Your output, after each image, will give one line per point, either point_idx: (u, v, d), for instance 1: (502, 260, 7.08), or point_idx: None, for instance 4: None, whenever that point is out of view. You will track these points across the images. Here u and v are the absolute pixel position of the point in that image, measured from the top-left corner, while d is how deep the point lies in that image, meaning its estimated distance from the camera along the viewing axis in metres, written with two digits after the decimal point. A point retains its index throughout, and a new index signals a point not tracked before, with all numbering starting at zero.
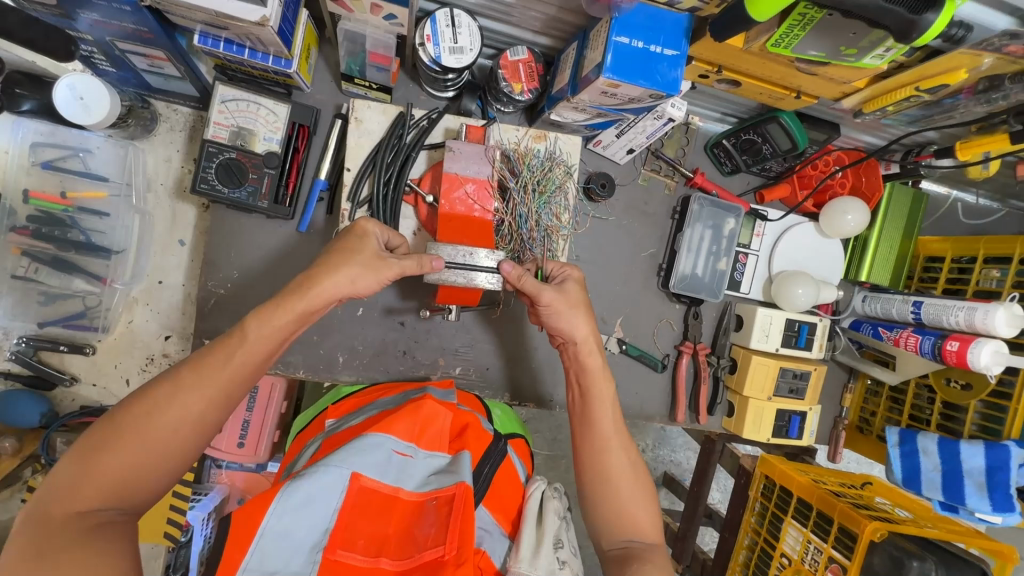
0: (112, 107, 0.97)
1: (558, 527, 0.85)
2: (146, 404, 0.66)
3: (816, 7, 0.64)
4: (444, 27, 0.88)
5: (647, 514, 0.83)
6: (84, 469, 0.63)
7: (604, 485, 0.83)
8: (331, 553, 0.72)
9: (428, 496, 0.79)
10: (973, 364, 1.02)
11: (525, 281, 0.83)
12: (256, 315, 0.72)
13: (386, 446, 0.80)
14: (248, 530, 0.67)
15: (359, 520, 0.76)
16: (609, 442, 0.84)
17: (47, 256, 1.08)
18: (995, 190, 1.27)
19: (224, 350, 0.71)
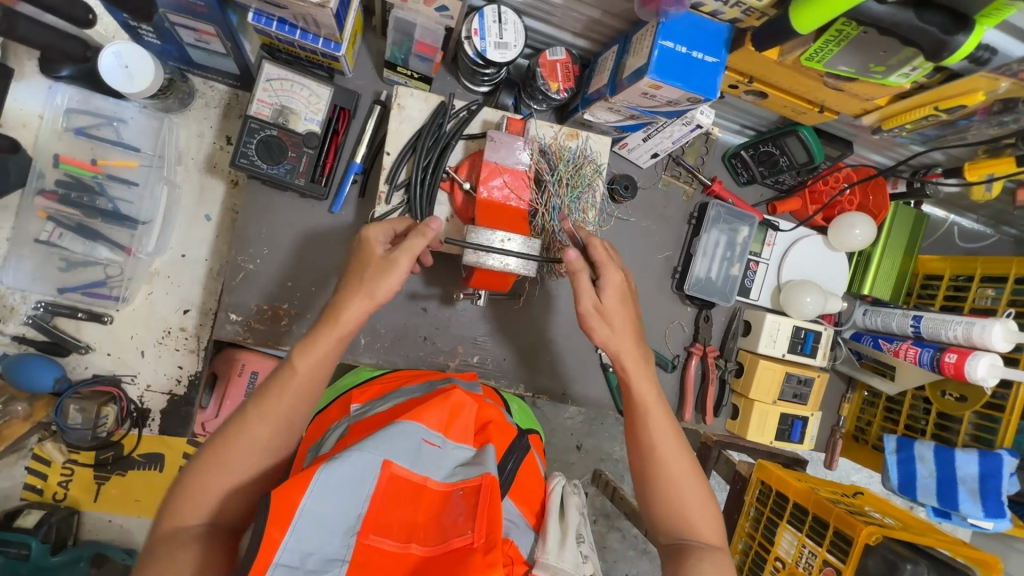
0: (156, 76, 0.98)
1: (580, 522, 0.87)
2: (226, 437, 0.73)
3: (854, 23, 0.69)
4: (491, 23, 0.92)
5: (705, 514, 0.84)
6: (185, 496, 0.71)
7: (661, 489, 0.84)
8: (364, 538, 0.71)
9: (454, 486, 0.79)
10: (969, 375, 1.07)
11: (590, 254, 0.86)
12: (302, 347, 0.76)
13: (415, 433, 0.80)
14: (288, 507, 0.67)
15: (393, 508, 0.75)
16: (657, 446, 0.85)
17: (72, 222, 1.09)
18: (990, 216, 1.34)
19: (280, 386, 0.75)
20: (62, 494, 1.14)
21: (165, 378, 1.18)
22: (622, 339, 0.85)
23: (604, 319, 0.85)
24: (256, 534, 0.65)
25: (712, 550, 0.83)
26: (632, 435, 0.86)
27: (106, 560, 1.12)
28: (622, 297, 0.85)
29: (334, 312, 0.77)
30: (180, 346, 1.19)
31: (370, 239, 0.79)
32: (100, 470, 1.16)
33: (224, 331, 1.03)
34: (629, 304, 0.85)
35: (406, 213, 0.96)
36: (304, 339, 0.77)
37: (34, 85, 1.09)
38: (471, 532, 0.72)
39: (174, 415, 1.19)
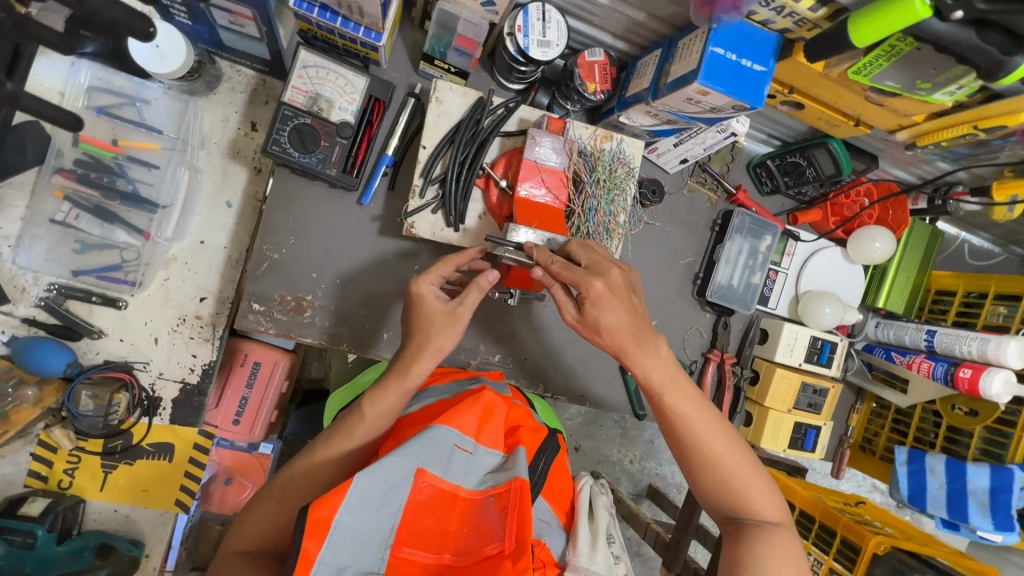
0: (186, 59, 0.96)
1: (608, 521, 0.89)
2: (290, 473, 0.78)
3: (909, 39, 0.69)
4: (535, 20, 0.91)
5: (759, 490, 0.81)
6: (247, 516, 0.77)
7: (709, 471, 0.82)
8: (398, 551, 0.70)
9: (485, 493, 0.77)
10: (983, 391, 1.10)
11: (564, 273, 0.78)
12: (370, 395, 0.79)
13: (448, 438, 0.79)
14: (323, 524, 0.65)
15: (425, 517, 0.74)
16: (695, 429, 0.82)
17: (90, 203, 1.06)
18: (1001, 236, 1.37)
19: (347, 428, 0.79)
20: (67, 482, 1.12)
21: (178, 366, 1.16)
22: (614, 335, 0.79)
23: (600, 311, 0.78)
24: (292, 550, 0.64)
25: (773, 528, 0.80)
26: (664, 422, 0.83)
27: (112, 551, 1.11)
28: (610, 300, 0.77)
29: (404, 364, 0.79)
30: (195, 334, 1.16)
31: (423, 295, 0.78)
32: (107, 459, 1.13)
33: (246, 321, 1.01)
34: (621, 305, 0.77)
35: (439, 208, 0.95)
36: (375, 387, 0.79)
37: (54, 60, 1.05)
38: (502, 538, 0.71)
39: (185, 404, 1.17)
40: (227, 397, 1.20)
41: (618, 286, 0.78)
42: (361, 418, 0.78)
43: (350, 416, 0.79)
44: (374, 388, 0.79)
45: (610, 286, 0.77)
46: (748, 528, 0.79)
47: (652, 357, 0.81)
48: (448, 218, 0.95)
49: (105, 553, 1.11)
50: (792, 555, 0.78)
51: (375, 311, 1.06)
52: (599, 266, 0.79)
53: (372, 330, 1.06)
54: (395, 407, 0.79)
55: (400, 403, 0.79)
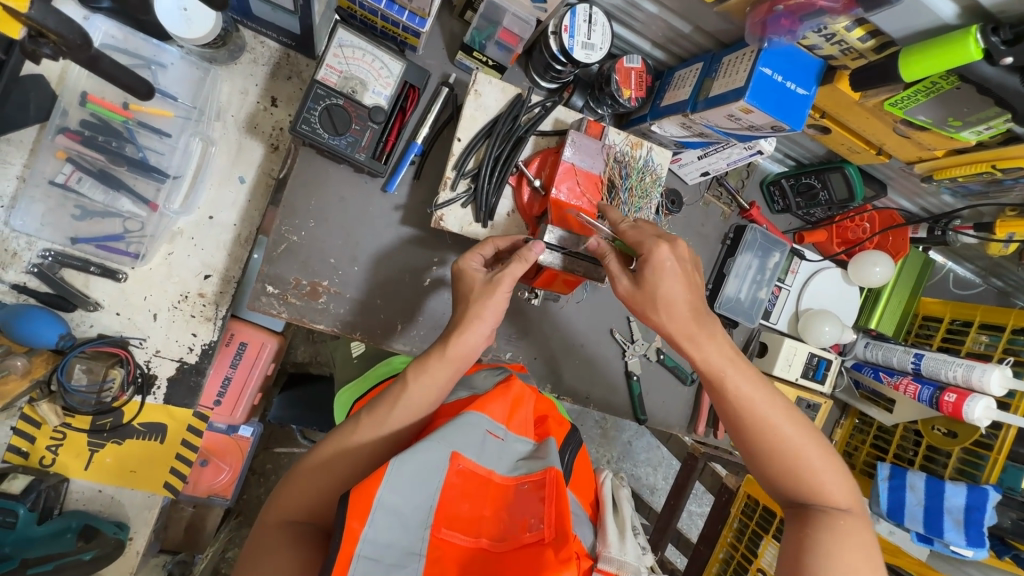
0: (216, 25, 0.91)
1: (632, 514, 0.83)
2: (331, 448, 0.77)
3: (952, 79, 0.72)
4: (582, 22, 0.91)
5: (829, 473, 0.80)
6: (285, 487, 0.76)
7: (778, 460, 0.80)
8: (437, 531, 0.65)
9: (519, 480, 0.72)
10: (966, 415, 1.16)
11: (609, 261, 0.82)
12: (413, 366, 0.80)
13: (480, 424, 0.74)
14: (366, 497, 0.61)
15: (461, 501, 0.69)
16: (762, 418, 0.79)
17: (94, 166, 1.01)
18: (986, 268, 1.44)
19: (389, 400, 0.78)
20: (50, 460, 1.06)
21: (176, 345, 1.11)
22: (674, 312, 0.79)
23: (684, 278, 0.79)
24: (335, 527, 0.60)
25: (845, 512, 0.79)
26: (727, 411, 0.82)
27: (97, 533, 1.05)
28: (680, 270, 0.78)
29: (448, 333, 0.81)
30: (196, 313, 1.11)
31: (463, 269, 0.84)
32: (95, 437, 1.08)
33: (259, 303, 0.98)
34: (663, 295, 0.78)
35: (469, 202, 0.94)
36: (418, 361, 0.80)
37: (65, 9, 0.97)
38: (541, 527, 0.66)
39: (181, 383, 1.12)
40: (212, 375, 1.24)
41: (683, 257, 0.79)
42: (404, 389, 0.78)
43: (393, 383, 0.80)
44: (423, 359, 0.80)
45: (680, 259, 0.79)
46: (822, 511, 0.79)
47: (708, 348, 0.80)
48: (478, 213, 0.94)
49: (88, 536, 1.04)
50: (866, 540, 0.77)
51: (390, 300, 1.04)
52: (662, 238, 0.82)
53: (387, 319, 1.04)
54: (444, 381, 0.80)
55: (445, 376, 0.80)
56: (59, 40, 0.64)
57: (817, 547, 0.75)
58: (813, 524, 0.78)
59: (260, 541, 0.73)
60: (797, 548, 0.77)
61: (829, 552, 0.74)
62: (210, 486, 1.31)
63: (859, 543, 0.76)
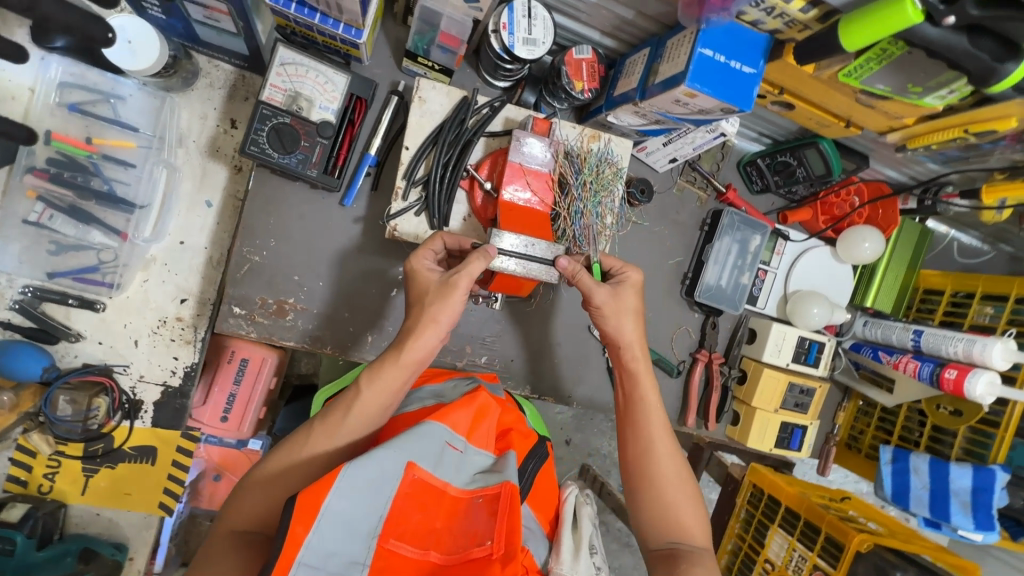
0: (160, 54, 0.92)
1: (592, 532, 0.86)
2: (284, 454, 0.75)
3: (900, 43, 0.68)
4: (521, 17, 0.88)
5: (695, 520, 0.82)
6: (239, 494, 0.74)
7: (652, 490, 0.82)
8: (384, 542, 0.62)
9: (474, 493, 0.69)
10: (967, 393, 1.09)
11: (581, 278, 0.84)
12: (368, 370, 0.77)
13: (439, 435, 0.71)
14: (312, 504, 0.58)
15: (412, 512, 0.65)
16: (652, 445, 0.83)
17: (64, 202, 1.03)
18: (991, 234, 1.36)
19: (344, 405, 0.76)
20: (47, 487, 1.10)
21: (159, 370, 1.14)
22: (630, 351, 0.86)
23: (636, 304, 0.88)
24: (277, 538, 0.57)
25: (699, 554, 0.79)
26: (628, 432, 0.86)
27: (95, 555, 1.11)
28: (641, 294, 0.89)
29: (400, 339, 0.78)
30: (176, 337, 1.14)
31: (417, 270, 0.81)
32: (89, 463, 1.12)
33: (227, 325, 0.99)
34: (632, 317, 0.85)
35: (423, 210, 0.93)
36: (373, 366, 0.77)
37: (24, 55, 1.02)
38: (489, 542, 0.63)
39: (167, 407, 1.15)
40: (214, 394, 1.15)
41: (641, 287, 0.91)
42: (357, 395, 0.76)
43: (348, 388, 0.77)
44: (376, 361, 0.77)
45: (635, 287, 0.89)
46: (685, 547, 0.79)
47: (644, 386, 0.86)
48: (432, 221, 0.93)
49: (87, 558, 1.11)
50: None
51: (358, 313, 1.04)
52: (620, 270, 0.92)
53: (356, 332, 1.04)
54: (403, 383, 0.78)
55: (400, 380, 0.77)
56: None
57: None
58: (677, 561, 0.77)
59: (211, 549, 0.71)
60: None
61: None
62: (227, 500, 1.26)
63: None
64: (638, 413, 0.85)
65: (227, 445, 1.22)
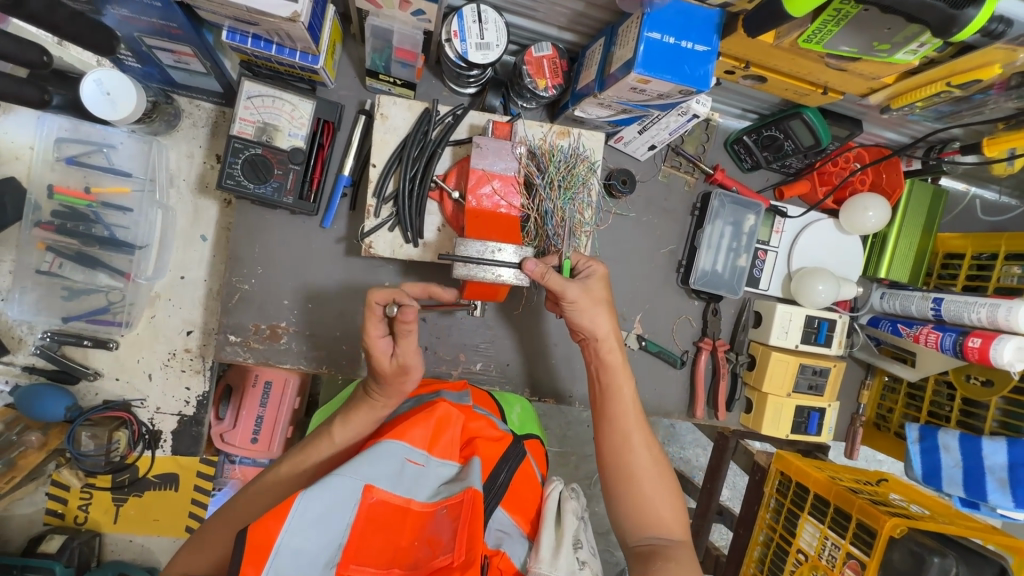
0: (138, 102, 0.97)
1: (577, 528, 0.81)
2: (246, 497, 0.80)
3: (853, 2, 0.64)
4: (471, 23, 0.88)
5: (671, 511, 0.86)
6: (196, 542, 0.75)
7: (630, 485, 0.85)
8: (345, 568, 0.63)
9: (438, 505, 0.72)
10: (995, 360, 1.02)
11: (551, 279, 0.84)
12: (341, 419, 0.85)
13: (398, 453, 0.73)
14: (264, 542, 0.58)
15: (374, 535, 0.68)
16: (630, 440, 0.87)
17: (71, 251, 1.10)
18: (1016, 186, 1.26)
19: (314, 451, 0.84)
20: (83, 517, 1.18)
21: (173, 400, 1.19)
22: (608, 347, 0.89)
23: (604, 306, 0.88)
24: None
25: (673, 544, 0.83)
26: (605, 428, 0.88)
27: None
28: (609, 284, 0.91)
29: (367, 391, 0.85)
30: (186, 367, 1.19)
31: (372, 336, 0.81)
32: (118, 492, 1.18)
33: (225, 353, 1.03)
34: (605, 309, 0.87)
35: (396, 225, 0.94)
36: (345, 411, 0.86)
37: (21, 115, 1.09)
38: (451, 551, 0.66)
39: (184, 435, 1.20)
40: (243, 418, 1.21)
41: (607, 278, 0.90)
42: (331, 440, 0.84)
43: (317, 438, 0.85)
44: (342, 408, 0.88)
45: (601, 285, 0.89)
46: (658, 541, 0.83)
47: (623, 383, 0.89)
48: (405, 235, 0.94)
49: None
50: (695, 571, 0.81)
51: (349, 331, 1.07)
52: (587, 267, 0.89)
53: (349, 348, 1.07)
54: (360, 417, 0.86)
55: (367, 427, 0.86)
56: None
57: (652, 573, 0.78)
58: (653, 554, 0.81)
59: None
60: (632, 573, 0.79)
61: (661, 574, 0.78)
62: None
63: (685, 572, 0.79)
64: (615, 410, 0.88)
65: (260, 465, 1.27)
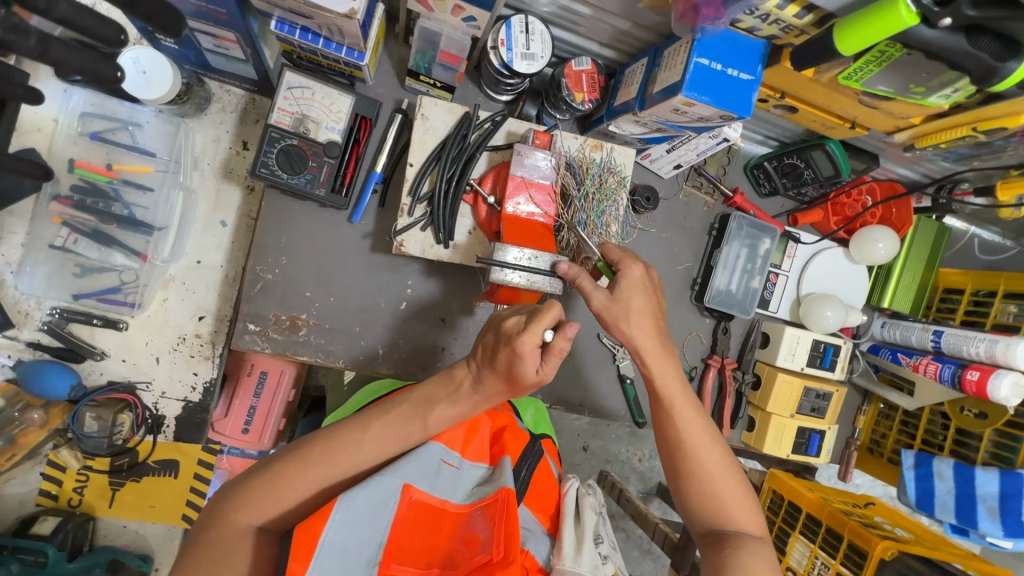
0: (174, 83, 0.97)
1: (596, 522, 0.86)
2: (330, 444, 0.72)
3: (898, 46, 0.67)
4: (518, 33, 0.90)
5: (743, 500, 0.83)
6: (271, 486, 0.70)
7: (695, 477, 0.83)
8: (386, 568, 0.65)
9: (474, 506, 0.74)
10: (992, 395, 1.06)
11: (582, 281, 0.84)
12: (448, 399, 0.77)
13: (434, 454, 0.77)
14: (309, 539, 0.62)
15: (413, 532, 0.70)
16: (688, 430, 0.84)
17: (87, 227, 1.08)
18: (1013, 230, 1.32)
19: (405, 427, 0.76)
20: (77, 500, 1.15)
21: (180, 385, 1.17)
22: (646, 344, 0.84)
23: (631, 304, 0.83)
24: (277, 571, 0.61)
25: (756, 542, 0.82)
26: (661, 432, 0.86)
27: (123, 566, 1.15)
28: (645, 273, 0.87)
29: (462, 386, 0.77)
30: (195, 353, 1.17)
31: (522, 353, 0.71)
32: (115, 477, 1.16)
33: (242, 341, 1.02)
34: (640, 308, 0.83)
35: (428, 225, 0.95)
36: (451, 393, 0.77)
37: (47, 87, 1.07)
38: (489, 547, 0.67)
39: (188, 421, 1.18)
40: (236, 406, 1.19)
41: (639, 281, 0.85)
42: (424, 420, 0.76)
43: (411, 411, 0.76)
44: (448, 392, 0.77)
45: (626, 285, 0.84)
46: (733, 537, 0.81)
47: (664, 376, 0.85)
48: (437, 235, 0.95)
49: (116, 568, 1.14)
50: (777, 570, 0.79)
51: (369, 326, 1.07)
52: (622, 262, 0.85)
53: (367, 344, 1.07)
54: (462, 413, 0.77)
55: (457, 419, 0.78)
56: None
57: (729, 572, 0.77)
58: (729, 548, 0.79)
59: (215, 540, 0.67)
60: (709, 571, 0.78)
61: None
62: None
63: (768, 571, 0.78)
64: (668, 402, 0.85)
65: (250, 455, 1.24)
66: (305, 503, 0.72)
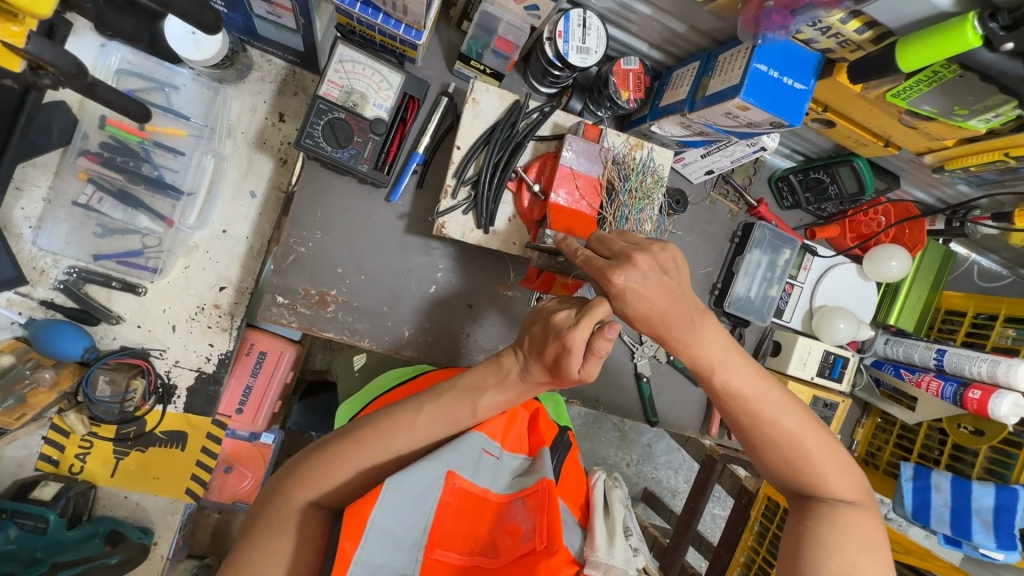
0: (222, 47, 0.96)
1: (624, 514, 0.87)
2: (382, 427, 0.74)
3: (953, 67, 0.71)
4: (575, 27, 0.91)
5: (826, 456, 0.81)
6: (327, 464, 0.72)
7: (770, 442, 0.81)
8: (431, 552, 0.67)
9: (514, 496, 0.73)
10: (992, 412, 1.11)
11: None
12: (495, 388, 0.78)
13: (476, 444, 0.76)
14: (359, 518, 0.64)
15: (456, 521, 0.71)
16: (751, 401, 0.80)
17: (114, 186, 1.05)
18: (1012, 259, 1.38)
19: (454, 412, 0.76)
20: (78, 467, 1.11)
21: (194, 355, 1.14)
22: (651, 323, 0.75)
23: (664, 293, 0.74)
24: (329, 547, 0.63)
25: (853, 506, 0.79)
26: (725, 406, 0.82)
27: (122, 538, 1.12)
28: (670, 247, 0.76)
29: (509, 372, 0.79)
30: (213, 324, 1.15)
31: (572, 346, 0.71)
32: (120, 445, 1.13)
33: (270, 313, 1.01)
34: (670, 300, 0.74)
35: (470, 209, 0.95)
36: (501, 380, 0.78)
37: (84, 39, 1.03)
38: (533, 538, 0.67)
39: (199, 393, 1.16)
40: (231, 385, 1.20)
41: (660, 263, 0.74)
42: (473, 407, 0.77)
43: (461, 397, 0.77)
44: (496, 379, 0.78)
45: (642, 279, 0.73)
46: (820, 502, 0.79)
47: (703, 341, 0.77)
48: (479, 220, 0.95)
49: (114, 540, 1.11)
50: (869, 532, 0.77)
51: (396, 307, 1.07)
52: (620, 256, 0.75)
53: (393, 326, 1.06)
54: (509, 401, 0.78)
55: (501, 407, 0.78)
56: (56, 71, 0.63)
57: (817, 542, 0.76)
58: (813, 516, 0.78)
59: (275, 514, 0.70)
60: (795, 540, 0.78)
61: (823, 547, 0.76)
62: (235, 493, 1.26)
63: (861, 534, 0.76)
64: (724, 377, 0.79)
65: (239, 436, 1.25)
66: (355, 481, 0.73)
